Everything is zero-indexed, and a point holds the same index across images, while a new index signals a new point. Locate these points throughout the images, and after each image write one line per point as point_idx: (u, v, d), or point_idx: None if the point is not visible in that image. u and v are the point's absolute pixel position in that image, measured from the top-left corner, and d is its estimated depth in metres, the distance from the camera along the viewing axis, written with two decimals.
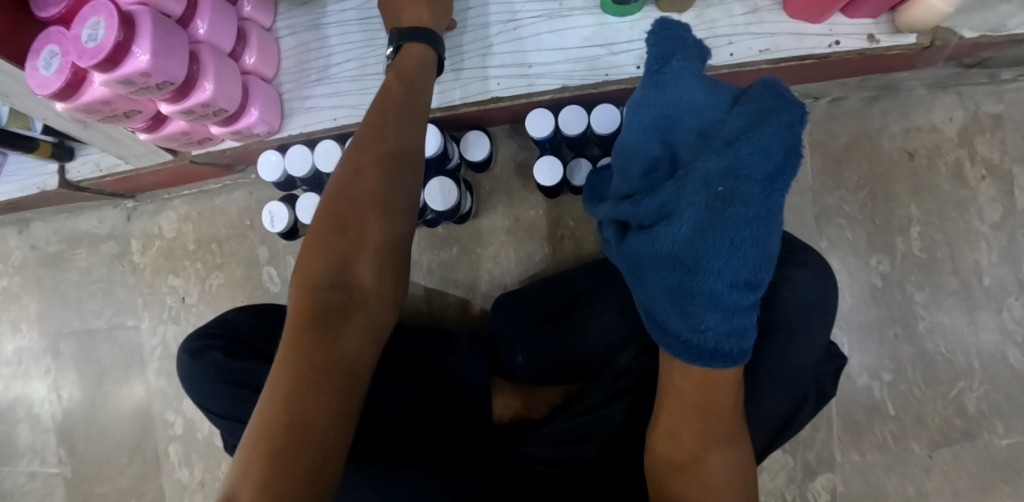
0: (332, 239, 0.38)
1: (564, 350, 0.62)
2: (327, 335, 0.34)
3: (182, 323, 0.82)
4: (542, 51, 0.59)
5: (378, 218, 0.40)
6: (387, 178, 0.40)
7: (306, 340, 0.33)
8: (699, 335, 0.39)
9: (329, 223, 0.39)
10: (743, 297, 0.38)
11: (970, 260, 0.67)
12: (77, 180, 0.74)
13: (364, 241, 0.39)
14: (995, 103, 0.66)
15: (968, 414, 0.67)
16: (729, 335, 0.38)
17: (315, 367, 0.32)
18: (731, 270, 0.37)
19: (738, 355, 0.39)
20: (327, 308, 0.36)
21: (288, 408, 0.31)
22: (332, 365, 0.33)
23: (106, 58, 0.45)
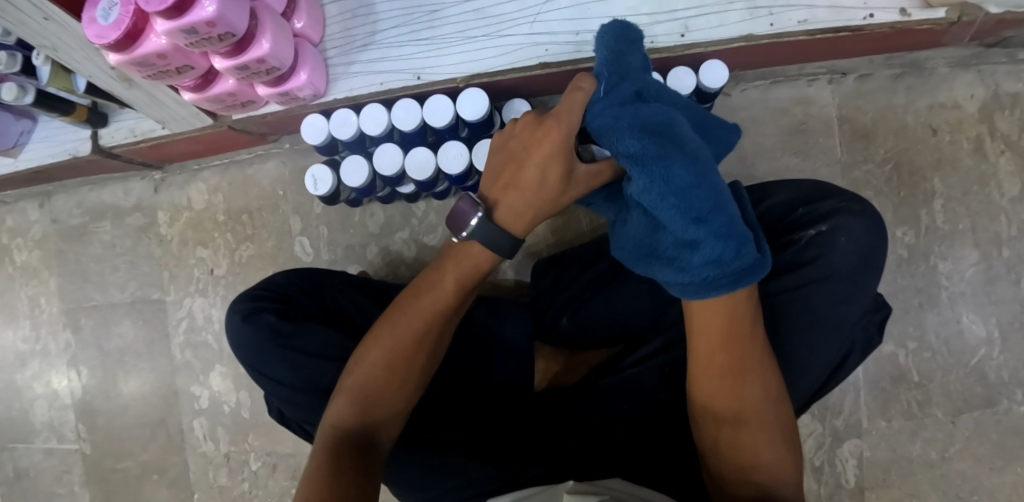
0: (392, 350, 0.46)
1: (608, 313, 0.64)
2: (360, 441, 0.42)
3: (210, 294, 0.82)
4: (590, 19, 0.60)
5: (431, 338, 0.47)
6: (452, 298, 0.47)
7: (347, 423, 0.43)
8: (686, 274, 0.37)
9: (389, 332, 0.46)
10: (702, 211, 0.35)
11: (990, 232, 0.70)
12: (110, 145, 0.73)
13: (415, 356, 0.46)
14: (1014, 82, 0.69)
15: (989, 382, 0.70)
16: (720, 261, 0.35)
17: (349, 455, 0.41)
18: (681, 195, 0.35)
19: (739, 277, 0.36)
20: (370, 395, 0.44)
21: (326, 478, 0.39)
22: (366, 452, 0.42)
23: (174, 4, 0.46)
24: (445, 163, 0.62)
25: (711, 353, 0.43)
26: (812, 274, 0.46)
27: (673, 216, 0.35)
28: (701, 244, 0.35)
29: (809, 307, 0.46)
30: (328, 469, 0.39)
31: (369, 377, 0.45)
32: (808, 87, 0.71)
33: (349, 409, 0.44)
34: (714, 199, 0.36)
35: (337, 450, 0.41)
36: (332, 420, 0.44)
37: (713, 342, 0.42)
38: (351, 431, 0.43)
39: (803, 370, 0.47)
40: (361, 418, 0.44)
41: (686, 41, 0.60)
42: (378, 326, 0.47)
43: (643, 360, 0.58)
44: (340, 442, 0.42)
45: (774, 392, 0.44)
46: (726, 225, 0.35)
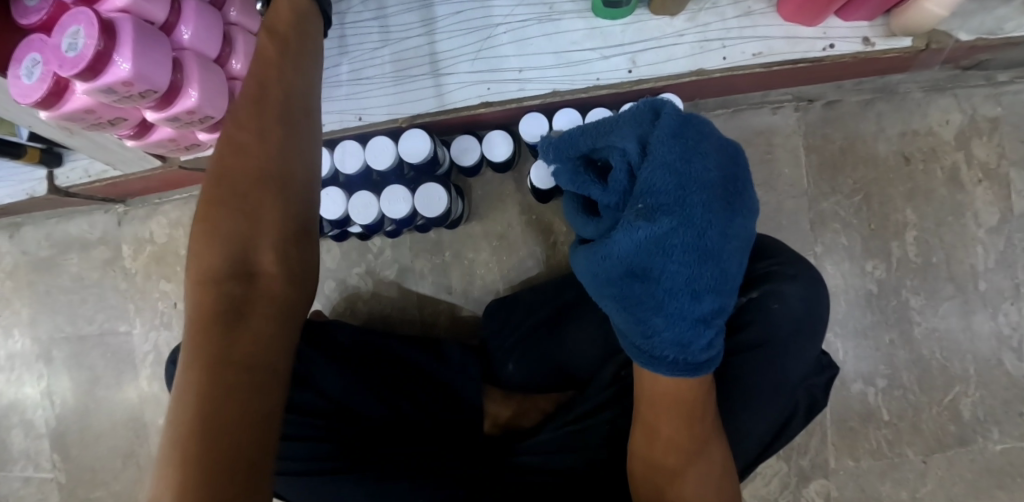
0: (235, 201, 0.37)
1: (558, 356, 0.62)
2: (235, 309, 0.34)
3: (174, 328, 0.82)
4: (533, 55, 0.58)
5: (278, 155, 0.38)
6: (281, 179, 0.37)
7: (216, 292, 0.34)
8: (651, 343, 0.38)
9: (228, 180, 0.37)
10: (700, 296, 0.36)
11: (967, 265, 0.66)
12: (66, 185, 0.73)
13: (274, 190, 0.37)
14: (992, 106, 0.65)
15: (964, 421, 0.67)
16: (686, 346, 0.38)
17: (226, 315, 0.33)
18: (666, 262, 0.35)
19: (697, 366, 0.38)
20: (237, 254, 0.36)
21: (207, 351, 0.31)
22: (247, 306, 0.34)
23: (87, 66, 0.45)
24: (388, 208, 0.61)
25: (666, 417, 0.42)
26: (746, 339, 0.45)
27: (654, 283, 0.37)
28: (676, 322, 0.37)
29: (738, 373, 0.44)
30: (209, 344, 0.32)
31: (231, 236, 0.36)
32: (773, 115, 0.68)
33: (212, 266, 0.35)
34: (712, 286, 0.37)
35: (216, 313, 0.33)
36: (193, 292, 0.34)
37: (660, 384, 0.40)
38: (226, 288, 0.34)
39: (740, 435, 0.45)
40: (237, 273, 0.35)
41: (634, 77, 0.57)
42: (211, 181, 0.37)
43: (586, 414, 0.55)
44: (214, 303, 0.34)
45: (721, 461, 0.43)
46: (707, 312, 0.37)
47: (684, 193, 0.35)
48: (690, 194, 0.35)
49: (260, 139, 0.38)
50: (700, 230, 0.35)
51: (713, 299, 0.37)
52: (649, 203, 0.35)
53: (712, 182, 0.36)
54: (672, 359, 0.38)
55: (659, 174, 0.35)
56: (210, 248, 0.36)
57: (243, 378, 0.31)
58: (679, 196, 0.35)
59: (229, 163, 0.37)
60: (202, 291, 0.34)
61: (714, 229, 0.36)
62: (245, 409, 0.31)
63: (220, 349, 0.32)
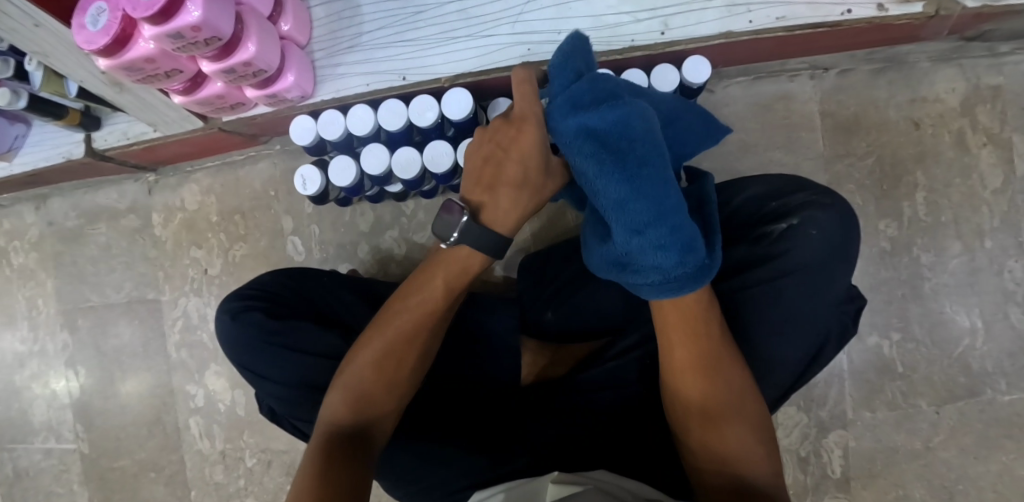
0: (373, 364, 0.46)
1: (592, 307, 0.64)
2: (351, 442, 0.42)
3: (205, 294, 0.83)
4: (572, 18, 0.61)
5: (422, 339, 0.48)
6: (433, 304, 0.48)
7: (363, 359, 0.47)
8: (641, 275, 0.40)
9: (380, 342, 0.47)
10: (641, 217, 0.37)
11: (973, 224, 0.71)
12: (103, 148, 0.74)
13: (405, 357, 0.47)
14: (994, 75, 0.69)
15: (974, 372, 0.70)
16: (664, 269, 0.38)
17: (343, 444, 0.42)
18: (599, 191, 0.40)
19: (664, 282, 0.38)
20: (363, 393, 0.46)
21: (321, 460, 0.40)
22: (370, 446, 0.43)
23: (160, 10, 0.46)
24: (430, 163, 0.63)
25: (676, 348, 0.43)
26: (781, 265, 0.47)
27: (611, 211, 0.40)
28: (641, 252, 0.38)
29: (778, 299, 0.47)
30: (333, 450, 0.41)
31: (364, 379, 0.46)
32: (790, 83, 0.72)
33: (342, 412, 0.45)
34: (656, 200, 0.37)
35: (370, 358, 0.47)
36: (340, 385, 0.46)
37: (676, 337, 0.43)
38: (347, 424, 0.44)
39: (781, 360, 0.48)
40: (359, 420, 0.44)
41: (666, 38, 0.60)
42: (376, 325, 0.49)
43: (623, 352, 0.57)
44: (337, 434, 0.43)
45: (742, 383, 0.44)
46: (666, 234, 0.37)
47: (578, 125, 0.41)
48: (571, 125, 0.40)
49: (404, 325, 0.48)
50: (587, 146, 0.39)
51: (659, 217, 0.37)
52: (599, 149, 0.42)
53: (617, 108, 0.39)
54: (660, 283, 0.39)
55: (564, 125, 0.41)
56: (379, 322, 0.49)
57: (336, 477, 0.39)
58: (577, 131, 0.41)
59: (406, 299, 0.49)
60: (336, 429, 0.43)
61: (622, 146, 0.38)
62: None
63: (334, 448, 0.41)
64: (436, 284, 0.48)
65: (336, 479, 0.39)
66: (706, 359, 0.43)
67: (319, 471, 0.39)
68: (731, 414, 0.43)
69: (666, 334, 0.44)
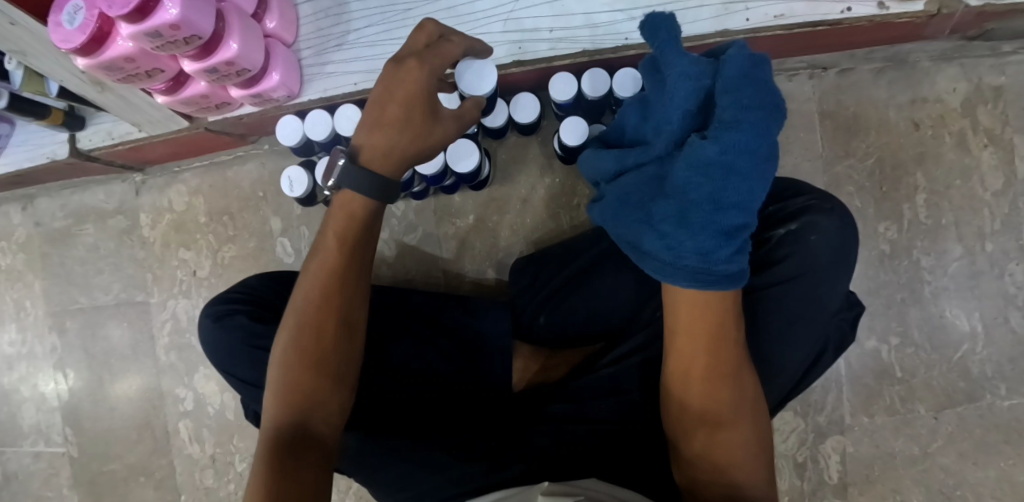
0: (302, 352, 0.42)
1: (586, 312, 0.63)
2: (294, 445, 0.39)
3: (193, 296, 0.82)
4: (564, 16, 0.60)
5: (340, 305, 0.44)
6: (348, 262, 0.44)
7: (286, 348, 0.43)
8: (674, 256, 0.38)
9: (298, 318, 0.43)
10: (725, 201, 0.36)
11: (973, 226, 0.69)
12: (88, 149, 0.73)
13: (328, 329, 0.43)
14: (997, 75, 0.68)
15: (973, 378, 0.69)
16: (708, 253, 0.37)
17: (286, 447, 0.39)
18: (685, 169, 0.36)
19: (714, 279, 0.37)
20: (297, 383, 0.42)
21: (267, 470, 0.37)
22: (313, 437, 0.40)
23: (136, 7, 0.45)
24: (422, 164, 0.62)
25: (693, 354, 0.41)
26: (783, 272, 0.46)
27: (678, 197, 0.37)
28: (697, 230, 0.36)
29: (777, 308, 0.45)
30: (279, 461, 0.38)
31: (291, 365, 0.42)
32: (788, 82, 0.71)
33: (282, 411, 0.41)
34: (742, 194, 0.36)
35: (296, 343, 0.43)
36: (271, 381, 0.42)
37: (693, 343, 0.41)
38: (286, 423, 0.40)
39: (777, 369, 0.47)
40: (292, 410, 0.41)
41: None
42: (293, 304, 0.44)
43: (618, 359, 0.56)
44: (279, 436, 0.40)
45: (751, 390, 0.43)
46: (733, 225, 0.36)
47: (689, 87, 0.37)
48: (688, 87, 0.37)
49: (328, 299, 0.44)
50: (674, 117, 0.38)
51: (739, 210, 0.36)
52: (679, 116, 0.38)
53: (732, 68, 0.35)
54: (698, 270, 0.37)
55: (669, 73, 0.37)
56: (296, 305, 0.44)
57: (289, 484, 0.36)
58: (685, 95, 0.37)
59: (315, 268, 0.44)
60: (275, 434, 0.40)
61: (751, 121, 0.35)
62: None
63: (281, 455, 0.38)
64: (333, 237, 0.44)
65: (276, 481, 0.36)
66: (721, 367, 0.41)
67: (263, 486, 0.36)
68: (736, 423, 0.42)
69: (680, 337, 0.42)
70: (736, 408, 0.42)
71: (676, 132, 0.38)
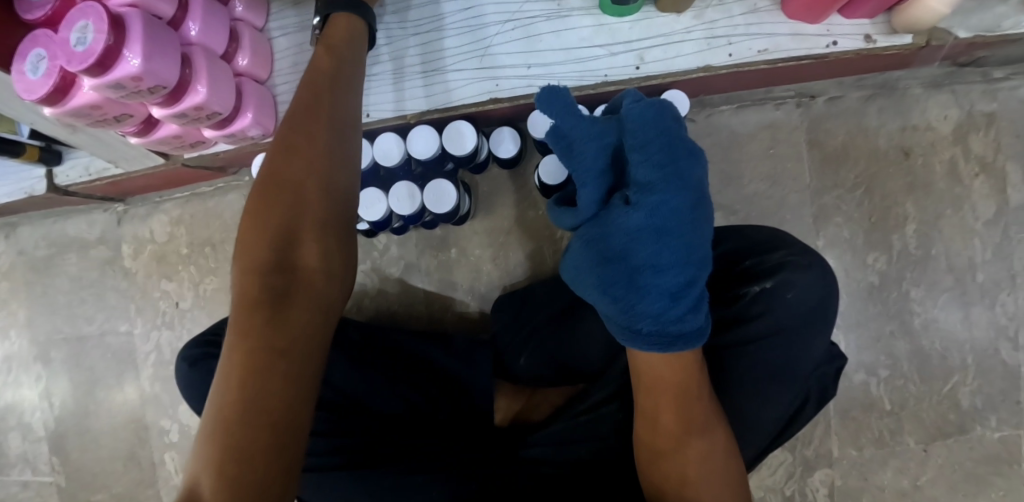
0: (286, 197, 0.38)
1: (567, 353, 0.62)
2: (277, 302, 0.35)
3: (176, 328, 0.81)
4: (542, 52, 0.58)
5: (321, 140, 0.39)
6: (332, 111, 0.41)
7: (260, 204, 0.38)
8: (629, 317, 0.39)
9: (271, 175, 0.38)
10: (666, 260, 0.38)
11: (964, 257, 0.68)
12: (66, 184, 0.72)
13: (309, 163, 0.38)
14: (988, 102, 0.66)
15: (963, 410, 0.68)
16: (659, 316, 0.39)
17: (267, 301, 0.35)
18: (623, 236, 0.39)
19: (671, 339, 0.38)
20: (276, 236, 0.37)
21: (248, 331, 0.33)
22: (298, 284, 0.36)
23: (95, 62, 0.44)
24: (396, 203, 0.61)
25: (659, 401, 0.42)
26: (756, 330, 0.45)
27: (623, 261, 0.39)
28: (644, 293, 0.39)
29: (750, 364, 0.45)
30: (258, 319, 0.33)
31: (267, 218, 0.37)
32: (775, 111, 0.69)
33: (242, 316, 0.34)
34: (684, 250, 0.38)
35: (274, 192, 0.38)
36: (243, 242, 0.37)
37: (663, 396, 0.42)
38: (268, 276, 0.36)
39: (752, 424, 0.46)
40: (272, 267, 0.36)
41: (642, 73, 0.57)
42: (267, 158, 0.39)
43: (596, 406, 0.56)
44: (259, 288, 0.35)
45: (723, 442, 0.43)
46: (681, 285, 0.38)
47: (593, 153, 0.40)
48: (592, 154, 0.40)
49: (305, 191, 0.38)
50: (591, 181, 0.40)
51: (681, 268, 0.38)
52: (593, 180, 0.40)
53: (632, 128, 0.38)
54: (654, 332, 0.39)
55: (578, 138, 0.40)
56: (270, 160, 0.39)
57: (271, 348, 0.33)
58: (593, 163, 0.40)
59: (293, 116, 0.40)
60: (249, 285, 0.35)
61: (671, 180, 0.38)
62: (280, 388, 0.32)
63: (260, 317, 0.34)
64: (310, 81, 0.42)
65: (257, 337, 0.33)
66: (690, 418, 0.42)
67: (249, 345, 0.33)
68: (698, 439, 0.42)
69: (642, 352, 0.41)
70: (707, 457, 0.42)
71: (596, 194, 0.41)
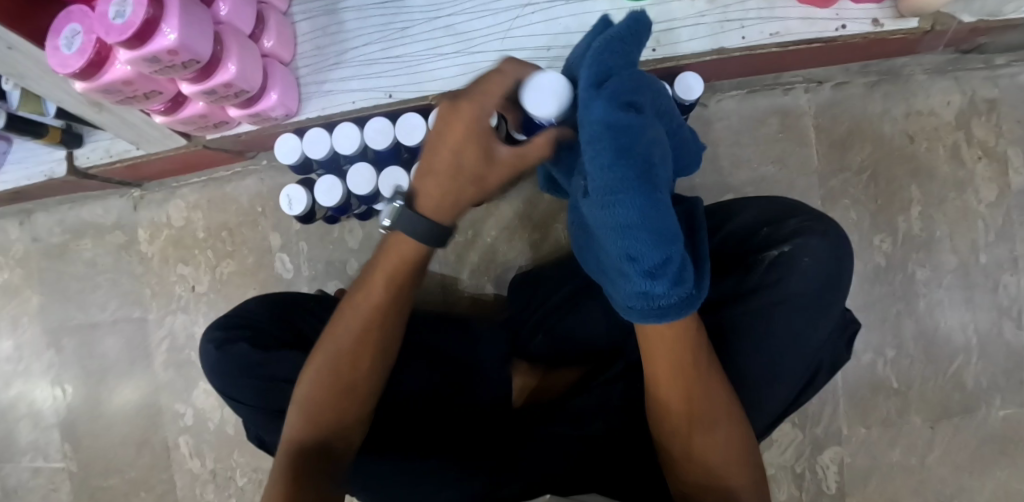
0: (332, 377, 0.45)
1: (581, 331, 0.63)
2: (306, 472, 0.41)
3: (192, 312, 0.82)
4: (560, 35, 0.60)
5: (364, 367, 0.45)
6: (383, 313, 0.45)
7: (320, 365, 0.45)
8: (622, 297, 0.36)
9: (332, 339, 0.46)
10: (630, 225, 0.31)
11: (968, 239, 0.70)
12: (85, 166, 0.72)
13: (358, 361, 0.45)
14: (990, 88, 0.68)
15: (968, 389, 0.70)
16: (645, 293, 0.34)
17: (303, 473, 0.41)
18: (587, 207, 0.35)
19: (662, 311, 0.34)
20: (323, 390, 0.44)
21: (285, 484, 0.40)
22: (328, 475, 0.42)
23: (135, 35, 0.45)
24: (418, 181, 0.62)
25: (675, 382, 0.41)
26: (777, 296, 0.46)
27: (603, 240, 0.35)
28: (621, 272, 0.34)
29: (771, 331, 0.46)
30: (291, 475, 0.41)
31: (323, 375, 0.45)
32: (784, 96, 0.71)
33: (308, 420, 0.44)
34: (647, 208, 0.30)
35: (321, 396, 0.44)
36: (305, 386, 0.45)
37: (675, 373, 0.40)
38: (308, 440, 0.43)
39: (772, 390, 0.47)
40: (313, 433, 0.44)
41: (658, 55, 0.59)
42: (337, 315, 0.47)
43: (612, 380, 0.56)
44: (298, 448, 0.43)
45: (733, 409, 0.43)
46: (657, 259, 0.32)
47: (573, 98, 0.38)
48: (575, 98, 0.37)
49: (372, 302, 0.45)
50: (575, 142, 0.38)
51: (652, 234, 0.31)
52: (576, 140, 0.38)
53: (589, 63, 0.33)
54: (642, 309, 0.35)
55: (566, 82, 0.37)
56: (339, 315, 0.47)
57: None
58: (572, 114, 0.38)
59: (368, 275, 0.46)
60: (295, 446, 0.43)
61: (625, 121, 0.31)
62: None
63: (296, 473, 0.41)
64: (376, 282, 0.45)
65: (289, 488, 0.40)
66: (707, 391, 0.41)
67: (281, 489, 0.40)
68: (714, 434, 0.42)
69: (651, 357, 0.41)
70: (724, 427, 0.42)
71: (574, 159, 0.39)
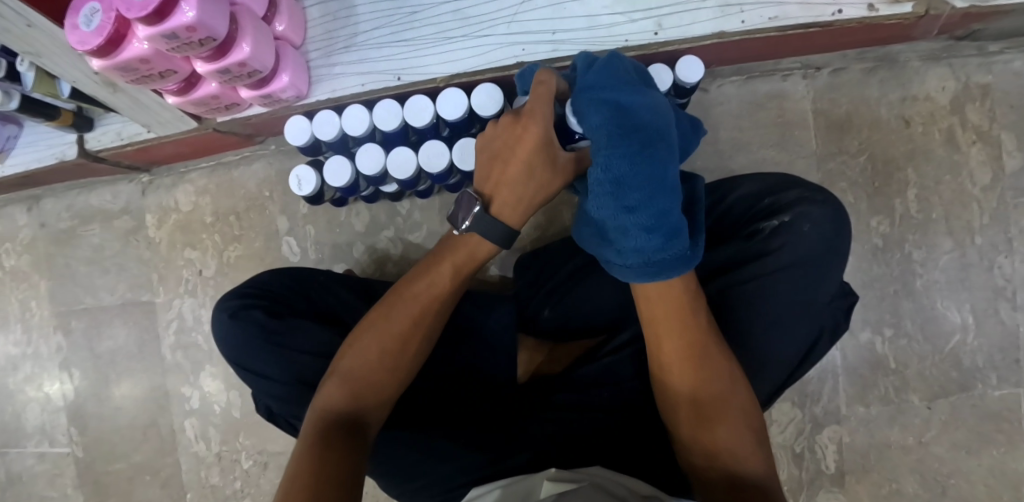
0: (374, 365, 0.46)
1: (588, 305, 0.65)
2: (336, 440, 0.41)
3: (199, 296, 0.83)
4: (565, 19, 0.62)
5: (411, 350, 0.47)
6: (435, 306, 0.48)
7: (362, 344, 0.47)
8: (622, 258, 0.40)
9: (380, 321, 0.47)
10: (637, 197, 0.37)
11: (963, 221, 0.71)
12: (97, 149, 0.73)
13: (405, 345, 0.47)
14: (984, 74, 0.70)
15: (965, 368, 0.71)
16: (644, 250, 0.39)
17: (333, 440, 0.41)
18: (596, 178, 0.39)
19: (659, 269, 0.39)
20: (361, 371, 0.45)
21: (313, 450, 0.39)
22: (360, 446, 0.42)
23: (155, 10, 0.46)
24: (427, 163, 0.63)
25: (665, 335, 0.43)
26: (775, 263, 0.48)
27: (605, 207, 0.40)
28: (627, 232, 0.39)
29: (769, 296, 0.47)
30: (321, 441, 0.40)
31: (364, 355, 0.46)
32: (783, 82, 0.73)
33: (342, 398, 0.44)
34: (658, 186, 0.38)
35: (361, 375, 0.45)
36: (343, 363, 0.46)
37: (670, 324, 0.43)
38: (341, 414, 0.43)
39: (772, 354, 0.48)
40: (349, 406, 0.44)
41: (661, 38, 0.61)
42: (387, 300, 0.49)
43: (618, 348, 0.58)
44: (331, 420, 0.43)
45: (730, 375, 0.44)
46: (658, 217, 0.38)
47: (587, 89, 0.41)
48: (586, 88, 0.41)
49: (424, 289, 0.48)
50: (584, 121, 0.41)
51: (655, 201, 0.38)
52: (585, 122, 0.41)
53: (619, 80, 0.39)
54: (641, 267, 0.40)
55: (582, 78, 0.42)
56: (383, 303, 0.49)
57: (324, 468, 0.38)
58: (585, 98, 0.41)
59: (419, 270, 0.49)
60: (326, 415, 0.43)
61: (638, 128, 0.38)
62: None
63: (326, 441, 0.40)
64: (444, 268, 0.48)
65: (318, 455, 0.39)
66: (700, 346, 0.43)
67: (312, 454, 0.39)
68: (725, 411, 0.43)
69: (654, 324, 0.44)
70: (719, 390, 0.43)
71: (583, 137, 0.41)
